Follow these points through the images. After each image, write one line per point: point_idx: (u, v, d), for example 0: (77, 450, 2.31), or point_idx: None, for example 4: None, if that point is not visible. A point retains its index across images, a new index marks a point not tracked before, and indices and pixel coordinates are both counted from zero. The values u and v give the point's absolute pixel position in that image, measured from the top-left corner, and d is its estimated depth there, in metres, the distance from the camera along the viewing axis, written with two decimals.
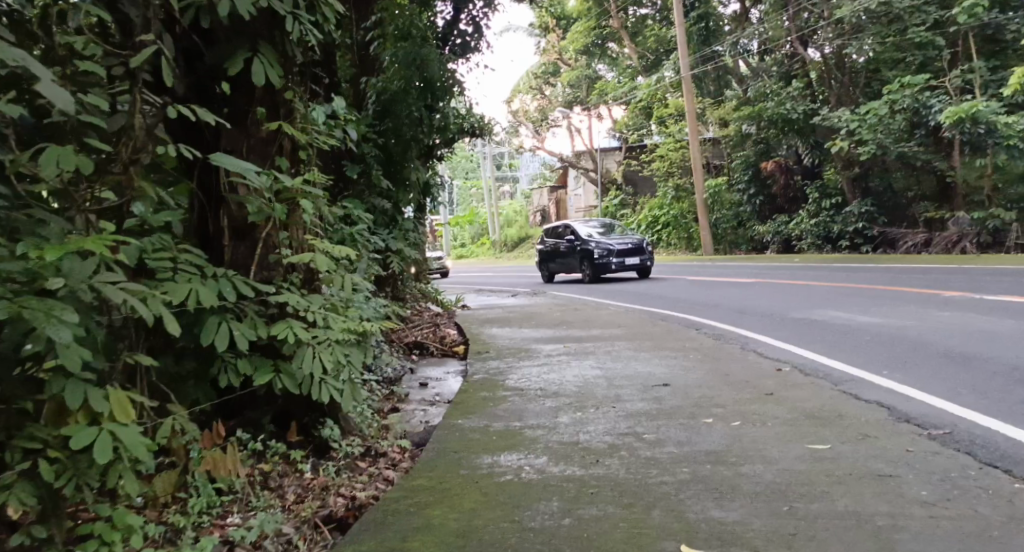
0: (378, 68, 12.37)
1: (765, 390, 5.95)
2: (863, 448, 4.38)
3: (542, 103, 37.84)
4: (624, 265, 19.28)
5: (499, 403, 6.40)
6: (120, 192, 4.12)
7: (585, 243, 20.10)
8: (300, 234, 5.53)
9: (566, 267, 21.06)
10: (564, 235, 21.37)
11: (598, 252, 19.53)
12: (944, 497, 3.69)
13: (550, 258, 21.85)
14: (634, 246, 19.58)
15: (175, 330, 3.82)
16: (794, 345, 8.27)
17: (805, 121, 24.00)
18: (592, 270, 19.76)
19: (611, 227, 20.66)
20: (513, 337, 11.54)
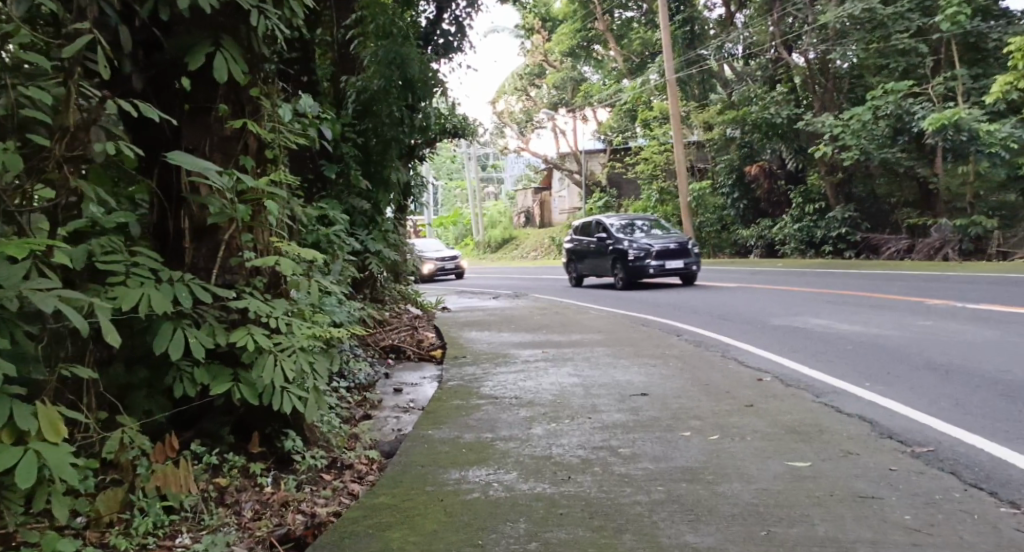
0: (359, 66, 12.16)
1: (745, 401, 5.80)
2: (843, 466, 4.23)
3: (527, 104, 37.66)
4: (661, 268, 17.00)
5: (472, 412, 6.23)
6: (59, 189, 3.98)
7: (617, 242, 17.92)
8: (264, 236, 5.32)
9: (597, 268, 18.93)
10: (595, 232, 19.21)
11: (633, 253, 17.28)
12: (928, 522, 3.53)
13: (581, 257, 19.77)
14: (677, 247, 17.08)
15: (116, 343, 3.66)
16: (775, 353, 8.13)
17: (789, 126, 23.93)
18: (626, 273, 17.55)
19: (649, 223, 18.42)
20: (491, 342, 11.36)
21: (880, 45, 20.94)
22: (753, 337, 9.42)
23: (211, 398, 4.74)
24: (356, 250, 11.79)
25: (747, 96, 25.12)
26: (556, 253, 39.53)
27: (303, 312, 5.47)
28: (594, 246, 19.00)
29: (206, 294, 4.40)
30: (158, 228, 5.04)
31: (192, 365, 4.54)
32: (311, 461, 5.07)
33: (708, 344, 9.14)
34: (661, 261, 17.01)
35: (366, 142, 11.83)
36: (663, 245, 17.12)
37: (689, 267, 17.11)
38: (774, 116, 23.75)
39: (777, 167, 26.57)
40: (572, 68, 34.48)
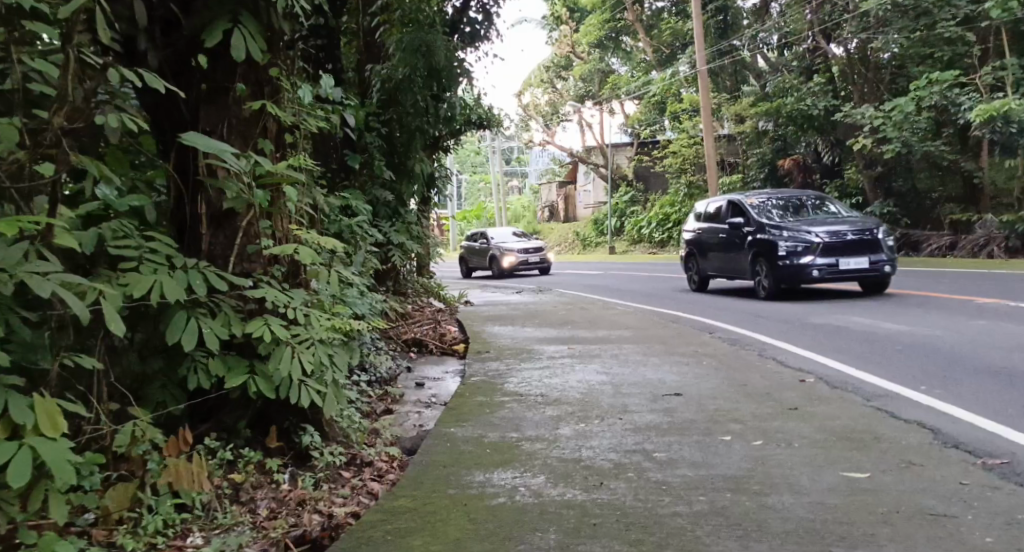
0: (384, 54, 11.97)
1: (788, 406, 5.53)
2: (903, 479, 3.96)
3: (553, 97, 37.23)
4: (830, 269, 12.12)
5: (497, 410, 5.99)
6: (60, 165, 3.68)
7: (760, 231, 13.10)
8: (284, 223, 5.10)
9: (728, 265, 14.21)
10: (726, 218, 14.56)
11: (784, 248, 12.49)
12: (1012, 546, 3.24)
13: (704, 251, 15.19)
14: (854, 237, 12.16)
15: (120, 331, 3.44)
16: (814, 353, 7.83)
17: (824, 119, 23.56)
18: (774, 275, 12.77)
19: (804, 202, 13.54)
20: (516, 336, 11.13)
21: (925, 33, 20.52)
22: (790, 336, 9.11)
23: (226, 391, 4.40)
24: (379, 241, 11.61)
25: (782, 87, 24.72)
26: (581, 247, 39.26)
27: (323, 303, 5.24)
28: (723, 238, 14.36)
29: (222, 282, 4.12)
30: (177, 213, 4.81)
31: (206, 356, 4.24)
32: (332, 456, 4.81)
33: (744, 343, 8.84)
34: (829, 259, 12.12)
35: (391, 131, 11.63)
36: (831, 234, 12.22)
37: (872, 266, 12.22)
38: (810, 107, 23.53)
39: (812, 161, 26.00)
40: (599, 60, 34.06)
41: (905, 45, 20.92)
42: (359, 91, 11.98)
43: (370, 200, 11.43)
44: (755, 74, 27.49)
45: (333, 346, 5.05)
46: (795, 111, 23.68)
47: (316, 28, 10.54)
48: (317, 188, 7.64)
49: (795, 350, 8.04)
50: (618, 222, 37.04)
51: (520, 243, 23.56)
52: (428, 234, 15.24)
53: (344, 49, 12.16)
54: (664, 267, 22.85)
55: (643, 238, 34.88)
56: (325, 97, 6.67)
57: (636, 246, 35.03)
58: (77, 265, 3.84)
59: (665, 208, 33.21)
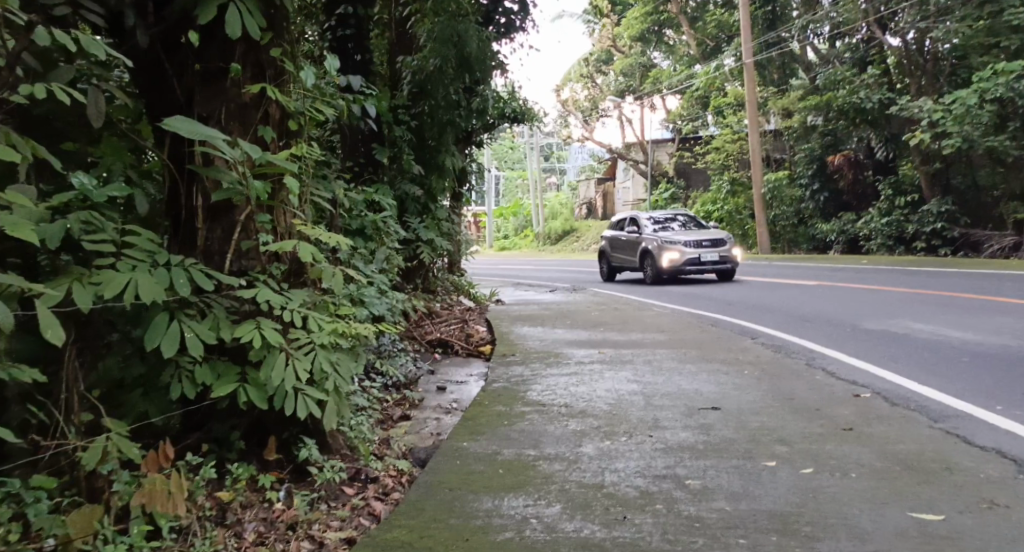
0: (416, 46, 11.57)
1: (842, 426, 5.06)
2: (987, 525, 3.58)
3: (594, 92, 36.75)
4: None
5: (517, 420, 5.58)
6: None
7: None
8: (286, 219, 4.71)
9: None
10: None
11: None
12: None
13: None
14: None
15: (57, 339, 3.14)
16: (868, 364, 7.31)
17: (879, 112, 22.79)
18: None
19: None
20: (546, 338, 10.68)
21: (989, 22, 19.77)
22: (840, 343, 8.57)
23: (213, 401, 4.02)
24: (407, 237, 11.23)
25: (833, 80, 23.89)
26: None
27: (330, 305, 4.84)
28: None
29: (209, 281, 3.73)
30: (174, 206, 4.41)
31: (192, 362, 3.84)
32: (337, 471, 4.41)
33: (789, 349, 8.33)
34: None
35: (420, 125, 11.27)
36: None
37: None
38: (864, 100, 22.70)
39: (863, 157, 25.33)
40: (641, 53, 33.72)
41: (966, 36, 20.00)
42: (389, 84, 11.61)
43: (398, 196, 11.05)
44: (803, 68, 26.66)
45: (339, 351, 4.65)
46: (847, 104, 23.00)
47: (344, 16, 10.20)
48: (335, 183, 7.28)
49: (846, 360, 7.51)
50: None
51: (690, 236, 17.17)
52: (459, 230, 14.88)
53: (373, 40, 11.79)
54: None
55: None
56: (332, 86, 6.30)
57: None
58: (32, 265, 3.53)
59: (709, 205, 31.58)
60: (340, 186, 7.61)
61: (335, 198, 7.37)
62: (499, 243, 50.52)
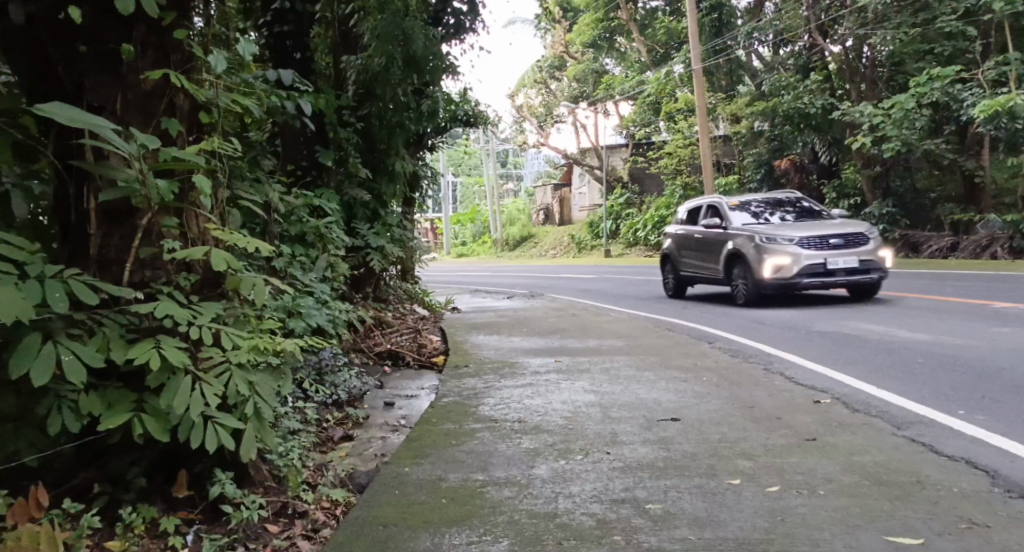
0: (362, 46, 11.03)
1: (807, 436, 4.65)
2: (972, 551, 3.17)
3: (547, 98, 36.27)
4: None
5: (464, 439, 5.10)
6: None
7: None
8: (197, 222, 4.18)
9: None
10: None
11: None
12: None
13: None
14: None
15: None
16: (827, 367, 6.95)
17: (823, 117, 22.53)
18: None
19: None
20: (499, 347, 10.21)
21: (923, 29, 19.78)
22: (798, 346, 8.24)
23: (104, 434, 3.52)
24: (354, 245, 10.69)
25: (779, 85, 23.77)
26: (576, 251, 38.08)
27: (254, 319, 4.33)
28: None
29: (89, 295, 3.22)
30: (62, 208, 3.92)
31: (76, 390, 3.32)
32: (257, 507, 3.89)
33: (748, 353, 7.96)
34: None
35: (368, 128, 10.74)
36: None
37: None
38: (808, 105, 22.44)
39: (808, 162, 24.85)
40: (593, 59, 33.53)
41: (900, 43, 19.97)
42: (335, 85, 11.07)
43: (346, 201, 10.51)
44: (750, 73, 26.72)
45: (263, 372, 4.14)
46: (791, 109, 22.62)
47: (282, 11, 9.62)
48: (267, 187, 6.75)
49: (806, 364, 7.15)
50: (612, 224, 35.93)
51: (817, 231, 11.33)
52: (411, 237, 14.41)
53: (317, 39, 11.23)
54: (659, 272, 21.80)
55: (639, 241, 33.81)
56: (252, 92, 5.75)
57: (631, 249, 33.92)
58: None
59: (662, 210, 31.90)
60: (275, 191, 7.11)
61: (269, 203, 6.85)
62: (456, 251, 49.98)
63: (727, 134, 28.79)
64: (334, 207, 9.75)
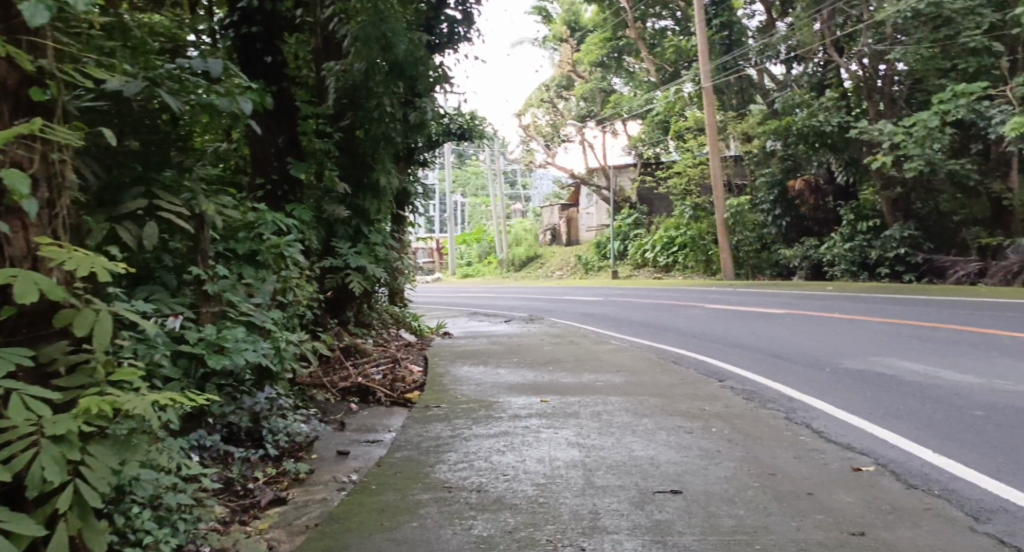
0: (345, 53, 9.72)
1: (851, 530, 3.63)
2: None
3: (555, 117, 35.20)
4: None
5: (403, 523, 3.97)
6: None
7: None
8: (19, 236, 3.11)
9: None
10: None
11: None
12: None
13: None
14: None
15: None
16: (863, 418, 5.80)
17: (839, 135, 21.23)
18: None
19: None
20: (481, 382, 9.03)
21: (944, 45, 18.64)
22: (824, 389, 7.07)
23: None
24: (330, 265, 9.40)
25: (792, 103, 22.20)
26: (582, 272, 36.74)
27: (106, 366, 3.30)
28: None
29: None
30: None
31: None
32: None
33: (767, 397, 6.76)
34: None
35: (350, 139, 9.42)
36: None
37: None
38: (823, 123, 21.08)
39: (823, 182, 24.20)
40: (601, 78, 32.37)
41: (918, 63, 18.87)
42: (315, 95, 9.92)
43: (324, 219, 9.32)
44: (761, 92, 25.62)
45: (108, 438, 3.13)
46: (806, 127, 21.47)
47: (248, 11, 8.51)
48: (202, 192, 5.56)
49: (835, 414, 5.97)
50: (620, 245, 34.76)
51: None
52: (401, 256, 13.33)
53: (296, 46, 10.05)
54: (667, 295, 20.49)
55: (647, 262, 32.54)
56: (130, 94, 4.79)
57: (640, 270, 32.68)
58: None
59: (671, 231, 30.60)
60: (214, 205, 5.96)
61: (204, 219, 5.73)
62: (460, 271, 48.56)
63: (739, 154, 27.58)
64: (306, 225, 8.65)
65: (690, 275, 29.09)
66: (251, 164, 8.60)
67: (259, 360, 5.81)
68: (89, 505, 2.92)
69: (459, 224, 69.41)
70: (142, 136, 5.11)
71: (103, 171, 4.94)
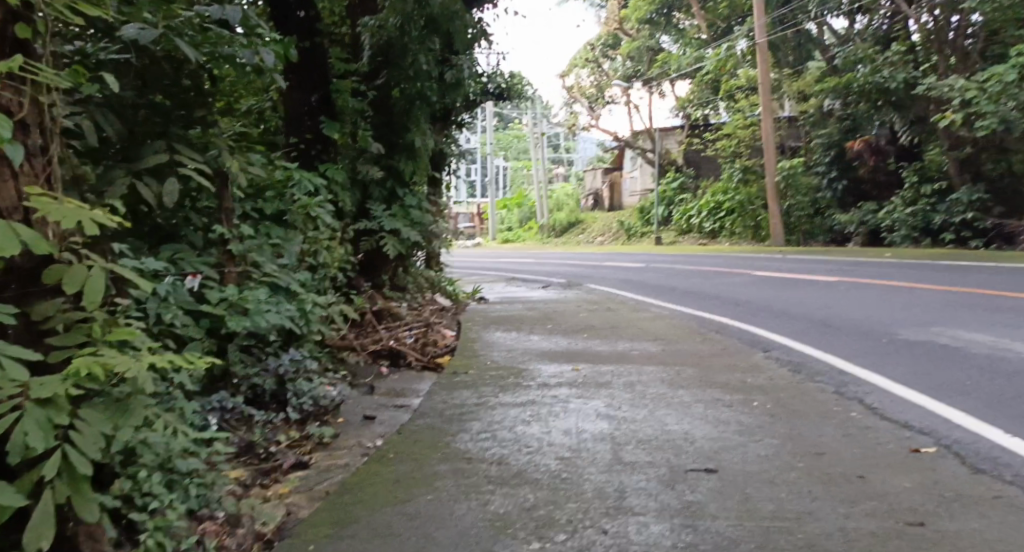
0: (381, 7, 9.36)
1: (907, 519, 3.36)
2: None
3: (600, 78, 34.56)
4: None
5: (422, 496, 3.77)
6: None
7: None
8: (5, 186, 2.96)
9: None
10: None
11: None
12: None
13: None
14: None
15: None
16: (922, 394, 5.48)
17: (903, 92, 20.78)
18: None
19: None
20: (514, 349, 8.81)
21: None
22: (880, 361, 6.72)
23: None
24: (363, 227, 9.20)
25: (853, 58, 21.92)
26: (624, 238, 36.29)
27: (104, 326, 3.14)
28: None
29: None
30: None
31: None
32: None
33: (815, 370, 6.44)
34: None
35: (384, 98, 9.18)
36: None
37: None
38: (888, 79, 20.77)
39: (885, 142, 22.99)
40: (649, 36, 31.68)
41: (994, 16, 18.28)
42: (352, 52, 9.64)
43: (358, 180, 9.09)
44: (821, 48, 24.91)
45: (101, 404, 2.95)
46: (869, 84, 21.19)
47: None
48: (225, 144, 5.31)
49: (892, 388, 5.65)
50: (664, 211, 34.20)
51: None
52: (438, 220, 13.11)
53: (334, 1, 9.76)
54: (711, 262, 20.04)
55: (692, 227, 31.95)
56: (145, 42, 4.67)
57: (684, 236, 32.10)
58: None
59: (718, 196, 29.94)
60: (241, 161, 5.74)
61: (228, 176, 5.52)
62: (501, 236, 48.22)
63: (793, 115, 26.88)
64: (339, 186, 8.43)
65: (738, 242, 28.42)
66: (285, 124, 8.36)
67: (282, 323, 5.60)
68: (78, 473, 2.75)
69: (502, 188, 68.99)
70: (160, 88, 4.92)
71: (121, 123, 4.75)
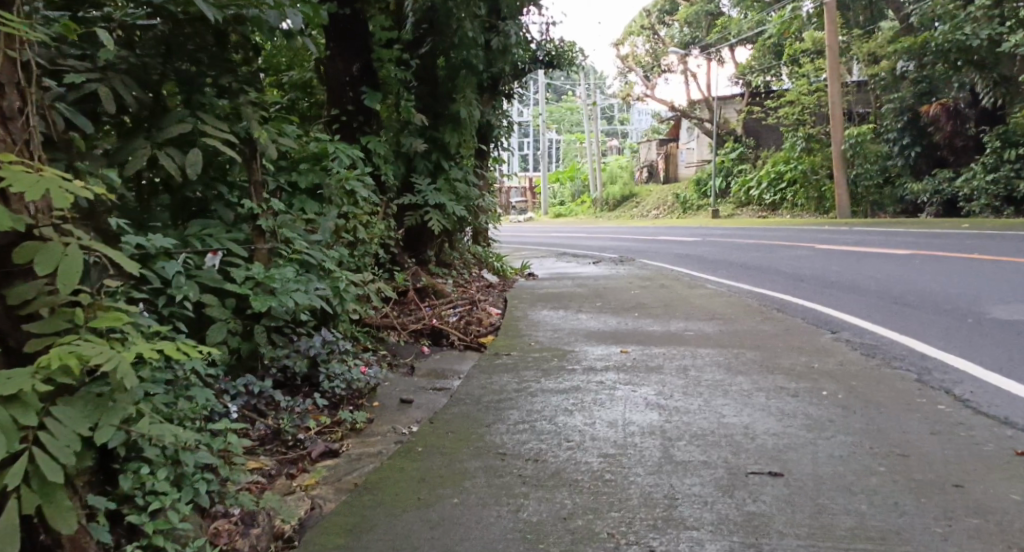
0: None
1: (1019, 544, 2.90)
2: None
3: (654, 46, 33.47)
4: None
5: (449, 499, 3.39)
6: None
7: None
8: None
9: None
10: None
11: None
12: None
13: None
14: None
15: None
16: (1019, 383, 4.96)
17: (987, 50, 19.33)
18: None
19: None
20: (561, 328, 8.41)
21: None
22: (967, 345, 6.16)
23: None
24: (407, 202, 8.80)
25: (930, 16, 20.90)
26: (680, 211, 35.54)
27: (89, 312, 2.81)
28: None
29: None
30: None
31: None
32: None
33: (893, 354, 5.92)
34: None
35: (427, 68, 8.79)
36: None
37: None
38: (969, 37, 19.15)
39: (964, 106, 21.84)
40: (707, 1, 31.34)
41: None
42: None
43: (401, 153, 8.66)
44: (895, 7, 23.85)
45: (79, 398, 2.64)
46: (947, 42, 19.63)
47: None
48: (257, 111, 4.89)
49: (984, 376, 5.13)
50: (722, 182, 33.33)
51: None
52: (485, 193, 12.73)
53: None
54: (772, 234, 19.37)
55: (751, 200, 31.05)
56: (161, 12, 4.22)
57: (743, 208, 31.26)
58: None
59: (779, 165, 28.97)
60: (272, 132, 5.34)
61: (255, 147, 5.12)
62: (553, 209, 47.66)
63: (862, 78, 25.83)
64: (381, 159, 8.01)
65: (801, 213, 27.35)
66: (327, 95, 7.87)
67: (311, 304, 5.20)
68: (49, 480, 2.45)
69: (554, 160, 68.23)
70: (182, 51, 4.51)
71: (138, 88, 4.35)
